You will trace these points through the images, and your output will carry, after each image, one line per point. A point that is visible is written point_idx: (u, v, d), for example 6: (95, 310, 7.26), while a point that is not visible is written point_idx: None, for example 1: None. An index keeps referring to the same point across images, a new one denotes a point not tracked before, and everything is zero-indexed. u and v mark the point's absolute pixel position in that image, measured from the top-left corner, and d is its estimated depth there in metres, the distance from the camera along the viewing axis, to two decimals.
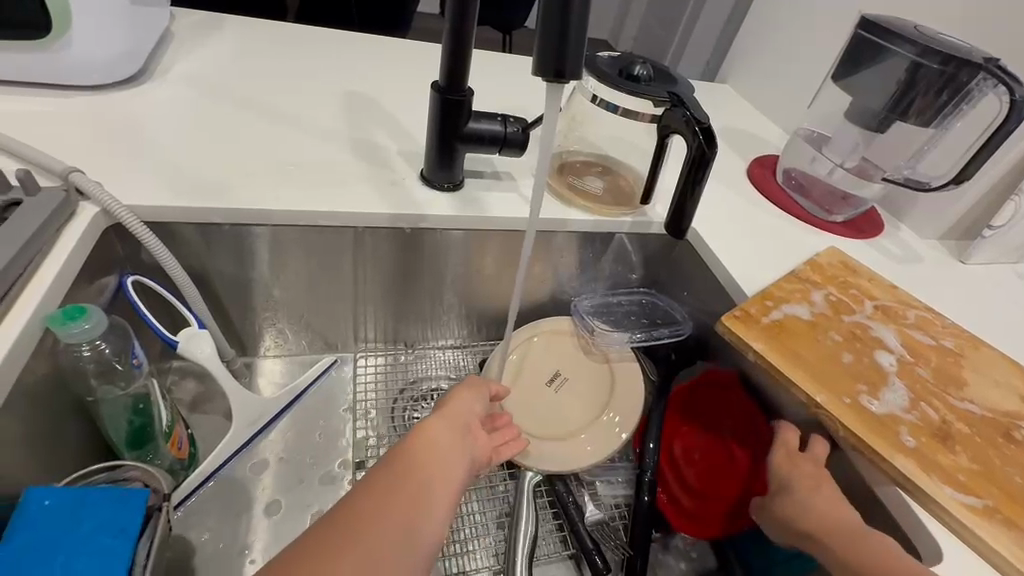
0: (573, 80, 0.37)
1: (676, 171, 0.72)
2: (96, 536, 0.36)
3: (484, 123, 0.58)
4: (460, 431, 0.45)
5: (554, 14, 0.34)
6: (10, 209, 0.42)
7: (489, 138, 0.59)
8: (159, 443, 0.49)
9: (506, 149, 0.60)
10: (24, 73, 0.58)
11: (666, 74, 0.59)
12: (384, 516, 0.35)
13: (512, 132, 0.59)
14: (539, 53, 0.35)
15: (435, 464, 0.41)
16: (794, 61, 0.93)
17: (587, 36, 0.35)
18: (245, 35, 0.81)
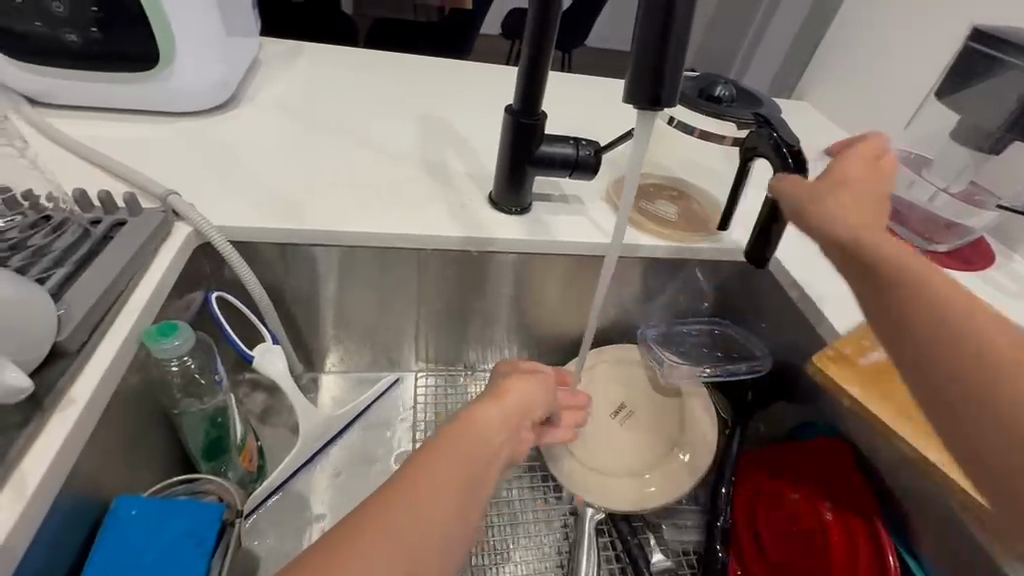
0: (666, 108, 0.35)
1: (756, 197, 0.68)
2: (178, 549, 0.38)
3: (557, 147, 0.57)
4: (513, 417, 0.39)
5: (650, 39, 0.33)
6: (115, 229, 0.45)
7: (562, 162, 0.57)
8: (233, 455, 0.51)
9: (579, 173, 0.59)
10: (131, 102, 0.63)
11: (750, 95, 0.56)
12: (424, 503, 0.31)
13: (586, 157, 0.58)
14: (632, 80, 0.34)
15: (483, 449, 0.35)
16: (885, 76, 0.87)
17: (683, 61, 0.33)
18: (324, 62, 0.85)
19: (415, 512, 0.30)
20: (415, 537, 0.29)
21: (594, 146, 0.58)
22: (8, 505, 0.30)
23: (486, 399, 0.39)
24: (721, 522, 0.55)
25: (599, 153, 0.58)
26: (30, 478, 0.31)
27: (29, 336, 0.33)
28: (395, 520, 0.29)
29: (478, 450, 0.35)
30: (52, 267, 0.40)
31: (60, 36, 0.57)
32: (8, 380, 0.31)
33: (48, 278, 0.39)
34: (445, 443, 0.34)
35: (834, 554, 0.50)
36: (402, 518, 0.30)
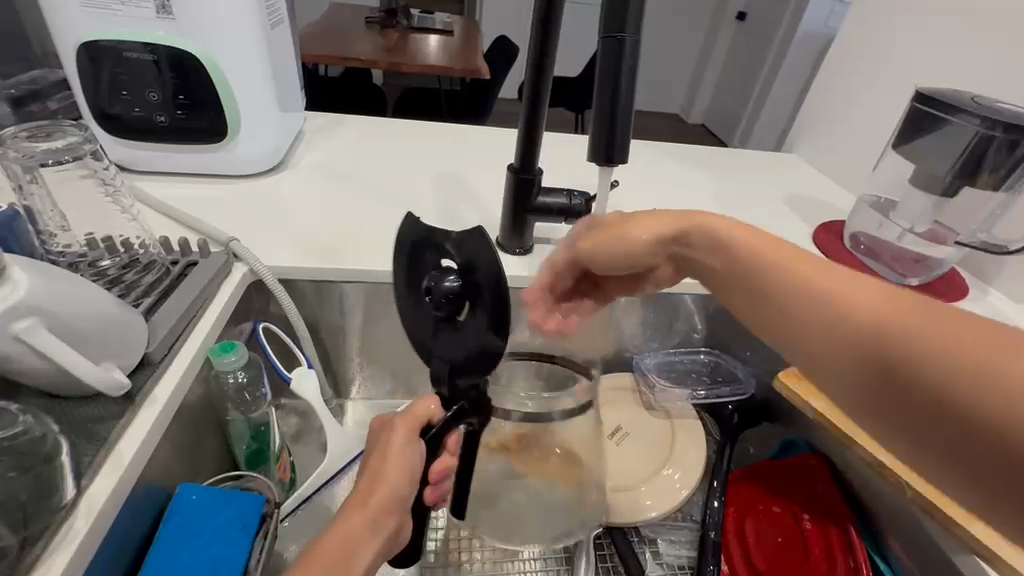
0: (622, 162, 0.44)
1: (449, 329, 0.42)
2: (229, 528, 0.45)
3: (441, 269, 0.42)
4: (404, 477, 0.41)
5: (604, 114, 0.43)
6: (189, 267, 0.56)
7: (446, 304, 0.41)
8: (271, 465, 0.58)
9: (465, 343, 0.42)
10: (200, 167, 0.76)
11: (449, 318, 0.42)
12: (347, 558, 0.37)
13: (474, 310, 0.41)
14: (591, 142, 0.44)
15: (384, 498, 0.40)
16: (861, 131, 0.95)
17: (632, 128, 0.43)
18: (358, 132, 0.99)
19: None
20: None
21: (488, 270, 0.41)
22: (106, 473, 0.38)
23: (386, 452, 0.42)
24: (713, 534, 0.58)
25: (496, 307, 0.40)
26: (125, 452, 0.39)
27: (128, 345, 0.43)
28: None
29: (341, 552, 0.37)
30: (143, 295, 0.50)
31: (151, 117, 0.71)
32: (114, 377, 0.41)
33: (140, 304, 0.49)
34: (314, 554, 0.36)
35: (816, 562, 0.55)
36: None
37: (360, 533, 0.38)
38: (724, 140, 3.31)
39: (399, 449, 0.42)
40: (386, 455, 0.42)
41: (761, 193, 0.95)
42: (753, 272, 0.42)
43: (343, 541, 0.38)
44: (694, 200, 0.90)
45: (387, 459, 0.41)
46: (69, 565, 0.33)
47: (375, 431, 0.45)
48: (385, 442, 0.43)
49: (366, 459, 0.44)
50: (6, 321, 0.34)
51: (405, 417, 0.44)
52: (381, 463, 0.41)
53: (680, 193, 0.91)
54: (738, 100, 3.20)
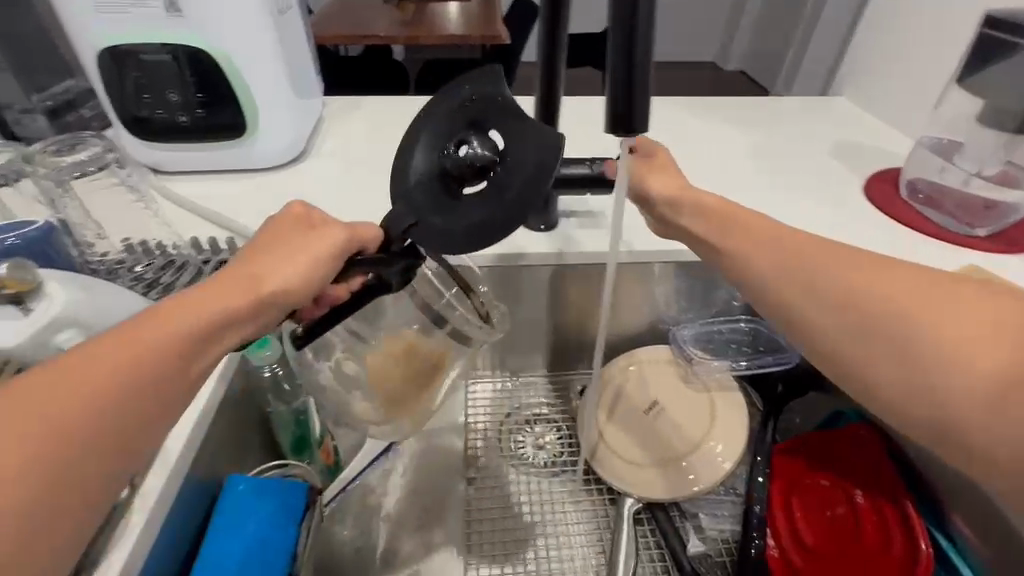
0: (643, 132, 0.41)
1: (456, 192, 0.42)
2: (277, 517, 0.47)
3: (481, 135, 0.41)
4: (297, 266, 0.41)
5: (620, 81, 0.39)
6: (220, 266, 0.56)
7: (461, 168, 0.41)
8: (314, 450, 0.61)
9: (454, 212, 0.41)
10: (227, 165, 0.77)
11: (462, 184, 0.42)
12: (187, 324, 0.35)
13: (480, 195, 0.41)
14: (609, 108, 0.40)
15: (268, 282, 0.39)
16: (918, 66, 0.86)
17: (650, 93, 0.40)
18: (379, 112, 0.97)
19: (106, 389, 0.31)
20: (119, 387, 0.32)
21: (521, 176, 0.39)
22: (158, 472, 0.41)
23: (283, 242, 0.42)
24: (758, 508, 0.57)
25: (498, 211, 0.39)
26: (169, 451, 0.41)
27: None
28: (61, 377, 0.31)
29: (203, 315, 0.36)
30: None
31: (174, 117, 0.72)
32: None
33: None
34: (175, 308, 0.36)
35: (869, 539, 0.53)
36: (126, 347, 0.33)
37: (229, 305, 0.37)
38: (762, 87, 3.08)
39: (324, 245, 0.42)
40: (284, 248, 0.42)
41: (805, 144, 0.88)
42: (810, 272, 0.43)
43: (207, 307, 0.36)
44: (729, 157, 0.85)
45: (284, 252, 0.41)
46: None
47: (273, 227, 0.43)
48: (283, 237, 0.43)
49: (264, 240, 0.42)
50: (46, 335, 0.36)
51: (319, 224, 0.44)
52: (282, 254, 0.41)
53: (714, 151, 0.86)
54: (774, 43, 2.97)
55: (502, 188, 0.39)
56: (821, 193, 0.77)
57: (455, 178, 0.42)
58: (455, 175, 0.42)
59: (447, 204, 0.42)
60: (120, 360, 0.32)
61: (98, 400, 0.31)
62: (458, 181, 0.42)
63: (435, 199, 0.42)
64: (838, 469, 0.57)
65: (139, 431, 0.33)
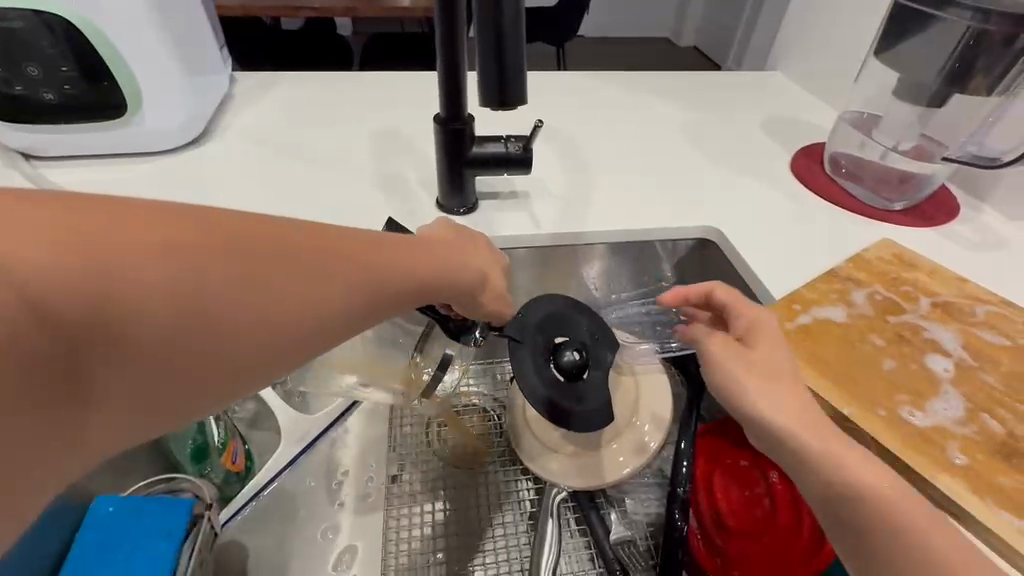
0: (518, 105, 0.42)
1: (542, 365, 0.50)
2: (151, 540, 0.43)
3: (592, 360, 0.52)
4: (460, 274, 0.41)
5: (490, 54, 0.40)
6: None
7: (570, 359, 0.51)
8: (215, 457, 0.58)
9: (536, 367, 0.50)
10: (110, 148, 0.69)
11: (556, 368, 0.50)
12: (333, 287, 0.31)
13: (555, 381, 0.50)
14: (481, 87, 0.41)
15: (431, 278, 0.38)
16: (846, 39, 0.86)
17: (522, 64, 0.41)
18: (295, 89, 0.90)
19: (282, 307, 0.28)
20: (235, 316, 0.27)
21: (583, 394, 0.50)
22: None
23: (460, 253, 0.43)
24: (682, 490, 0.57)
25: (552, 395, 0.49)
26: None
27: None
28: (269, 244, 0.28)
29: (398, 278, 0.35)
30: None
31: (38, 94, 0.63)
32: None
33: None
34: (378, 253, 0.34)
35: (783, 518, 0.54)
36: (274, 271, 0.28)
37: (383, 287, 0.34)
38: (715, 63, 3.09)
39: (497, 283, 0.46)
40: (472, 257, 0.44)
41: (736, 119, 0.87)
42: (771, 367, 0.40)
43: (405, 274, 0.35)
44: (661, 135, 0.83)
45: (475, 259, 0.44)
46: None
47: (445, 231, 0.46)
48: (478, 256, 0.45)
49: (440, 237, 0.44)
50: None
51: (490, 255, 0.47)
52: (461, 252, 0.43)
53: (646, 128, 0.84)
54: (727, 20, 2.96)
55: (571, 388, 0.50)
56: (748, 171, 0.77)
57: (562, 364, 0.51)
58: (561, 360, 0.51)
59: (539, 365, 0.50)
60: (257, 290, 0.27)
61: (264, 313, 0.28)
62: (556, 365, 0.51)
63: (538, 353, 0.50)
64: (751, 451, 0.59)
65: (260, 374, 0.29)
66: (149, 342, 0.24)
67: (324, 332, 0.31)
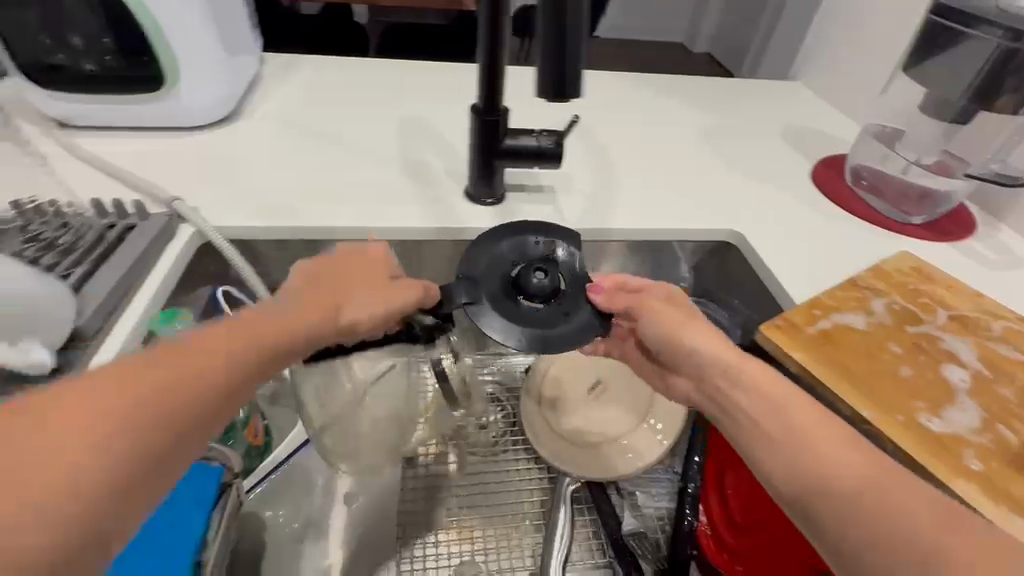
0: (575, 96, 0.42)
1: (507, 303, 0.45)
2: (182, 506, 0.44)
3: (557, 279, 0.46)
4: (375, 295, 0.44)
5: (551, 43, 0.40)
6: (126, 232, 0.52)
7: (534, 286, 0.45)
8: (239, 430, 0.58)
9: (504, 310, 0.45)
10: (143, 121, 0.70)
11: (525, 300, 0.45)
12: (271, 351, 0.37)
13: (532, 316, 0.45)
14: (541, 80, 0.41)
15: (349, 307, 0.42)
16: (871, 53, 0.87)
17: (583, 58, 0.41)
18: (323, 72, 0.91)
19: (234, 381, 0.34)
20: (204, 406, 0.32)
21: (565, 328, 0.44)
22: None
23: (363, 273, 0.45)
24: (691, 487, 0.60)
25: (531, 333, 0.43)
26: None
27: (45, 323, 0.39)
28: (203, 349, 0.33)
29: (284, 337, 0.37)
30: (74, 265, 0.47)
31: (79, 65, 0.64)
32: (32, 357, 0.38)
33: (72, 273, 0.47)
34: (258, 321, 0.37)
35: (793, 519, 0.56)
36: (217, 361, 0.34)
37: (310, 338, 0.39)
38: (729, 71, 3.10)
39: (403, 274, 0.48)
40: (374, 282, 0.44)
41: (759, 127, 0.88)
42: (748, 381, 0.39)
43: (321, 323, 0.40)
44: (684, 138, 0.84)
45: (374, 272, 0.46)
46: None
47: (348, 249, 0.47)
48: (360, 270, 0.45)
49: (339, 269, 0.44)
50: None
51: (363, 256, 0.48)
52: (369, 283, 0.44)
53: (670, 130, 0.85)
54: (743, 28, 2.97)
55: (552, 322, 0.45)
56: (770, 178, 0.77)
57: (527, 292, 0.45)
58: (529, 290, 0.45)
59: (504, 306, 0.45)
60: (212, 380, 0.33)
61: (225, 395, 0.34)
62: (523, 297, 0.45)
63: (498, 295, 0.45)
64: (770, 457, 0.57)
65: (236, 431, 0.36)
66: (46, 481, 0.26)
67: (227, 402, 0.34)
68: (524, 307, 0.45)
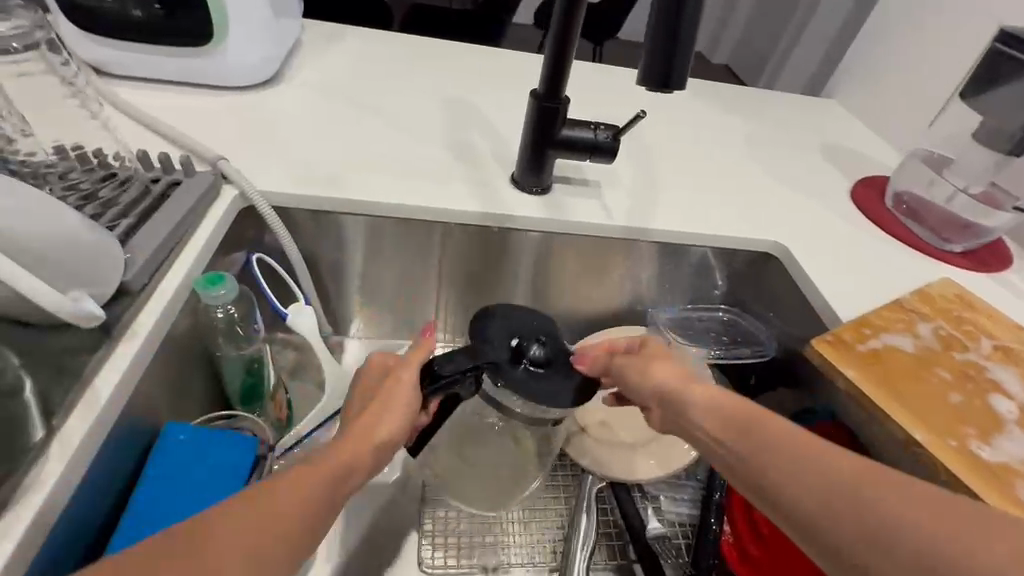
0: (677, 91, 0.44)
1: (506, 367, 0.43)
2: (216, 474, 0.42)
3: (550, 347, 0.46)
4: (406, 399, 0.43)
5: (661, 35, 0.42)
6: (171, 188, 0.50)
7: (531, 353, 0.44)
8: (266, 402, 0.56)
9: (505, 375, 0.43)
10: (183, 77, 0.68)
11: (522, 365, 0.44)
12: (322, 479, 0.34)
13: (529, 381, 0.43)
14: (645, 68, 0.43)
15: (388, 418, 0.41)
16: (915, 76, 0.87)
17: (691, 54, 0.42)
18: (364, 43, 0.88)
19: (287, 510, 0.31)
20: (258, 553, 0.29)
21: (561, 391, 0.44)
22: (84, 411, 0.36)
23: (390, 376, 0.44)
24: (718, 495, 0.59)
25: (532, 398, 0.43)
26: (101, 392, 0.37)
27: (94, 274, 0.38)
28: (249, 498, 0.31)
29: (334, 469, 0.35)
30: (118, 217, 0.46)
31: (127, 11, 0.63)
32: (83, 308, 0.36)
33: (116, 225, 0.45)
34: (266, 496, 0.32)
35: None
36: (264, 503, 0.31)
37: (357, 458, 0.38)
38: None
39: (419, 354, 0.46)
40: (387, 415, 0.41)
41: (799, 141, 0.88)
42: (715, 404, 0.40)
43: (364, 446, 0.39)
44: (725, 145, 0.83)
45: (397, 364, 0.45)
46: (38, 517, 0.31)
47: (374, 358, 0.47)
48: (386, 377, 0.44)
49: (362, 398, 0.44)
50: None
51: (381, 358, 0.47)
52: (383, 406, 0.42)
53: (712, 136, 0.84)
54: None
55: (551, 386, 0.44)
56: (812, 192, 0.77)
57: (520, 357, 0.44)
58: (524, 355, 0.44)
59: (500, 370, 0.43)
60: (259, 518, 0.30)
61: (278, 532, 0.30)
62: (518, 363, 0.44)
63: (498, 358, 0.44)
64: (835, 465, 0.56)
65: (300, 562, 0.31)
66: None
67: (286, 545, 0.30)
68: (519, 372, 0.43)
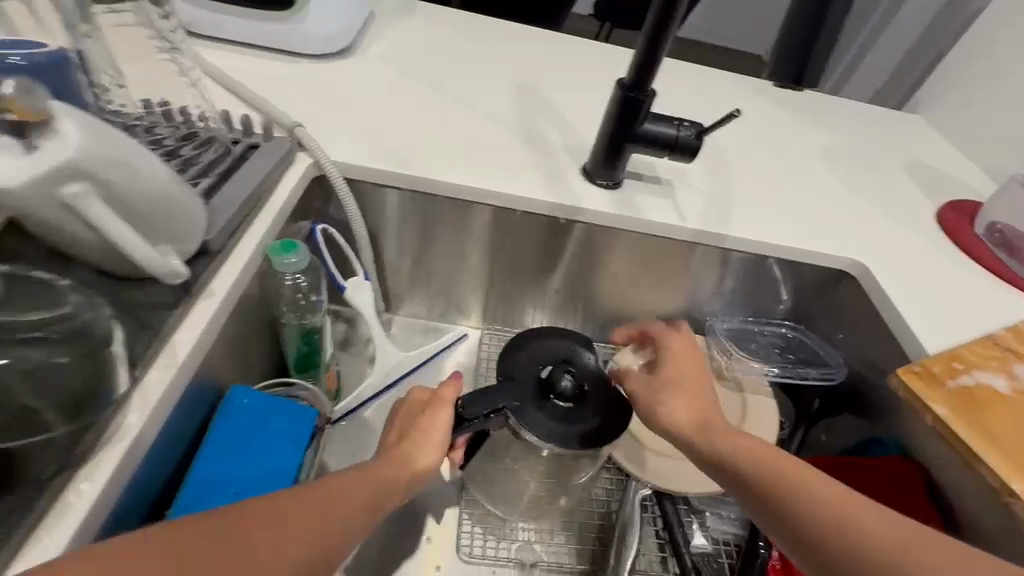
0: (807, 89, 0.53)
1: (535, 403, 0.47)
2: (278, 441, 0.42)
3: (578, 383, 0.49)
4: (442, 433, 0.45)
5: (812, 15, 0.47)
6: (250, 150, 0.51)
7: (560, 389, 0.48)
8: (320, 372, 0.55)
9: (532, 413, 0.46)
10: (261, 40, 0.68)
11: (547, 402, 0.47)
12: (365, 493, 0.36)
13: (555, 419, 0.47)
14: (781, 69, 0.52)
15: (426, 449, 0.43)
16: (1017, 93, 0.80)
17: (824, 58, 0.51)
18: (434, 20, 0.87)
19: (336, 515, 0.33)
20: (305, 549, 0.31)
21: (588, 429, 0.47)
22: (164, 366, 0.36)
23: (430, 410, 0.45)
24: None
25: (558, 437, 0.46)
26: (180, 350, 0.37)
27: (184, 229, 0.38)
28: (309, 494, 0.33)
29: (376, 487, 0.37)
30: (200, 174, 0.46)
31: None
32: (170, 264, 0.37)
33: (198, 183, 0.45)
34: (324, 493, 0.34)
35: None
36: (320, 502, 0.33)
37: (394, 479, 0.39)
38: None
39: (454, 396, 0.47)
40: (428, 443, 0.43)
41: (882, 156, 0.82)
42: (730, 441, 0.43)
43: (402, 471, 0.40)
44: (800, 154, 0.78)
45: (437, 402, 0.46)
46: (121, 465, 0.32)
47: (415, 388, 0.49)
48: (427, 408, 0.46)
49: (403, 426, 0.46)
50: (54, 184, 0.30)
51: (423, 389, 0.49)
52: (422, 432, 0.44)
53: (789, 143, 0.80)
54: None
55: (578, 423, 0.47)
56: (893, 211, 0.72)
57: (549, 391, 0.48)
58: (551, 391, 0.48)
59: (527, 406, 0.47)
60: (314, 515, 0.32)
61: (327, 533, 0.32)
62: (545, 399, 0.48)
63: (527, 393, 0.48)
64: (906, 509, 0.52)
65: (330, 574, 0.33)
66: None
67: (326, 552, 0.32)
68: (546, 408, 0.47)
